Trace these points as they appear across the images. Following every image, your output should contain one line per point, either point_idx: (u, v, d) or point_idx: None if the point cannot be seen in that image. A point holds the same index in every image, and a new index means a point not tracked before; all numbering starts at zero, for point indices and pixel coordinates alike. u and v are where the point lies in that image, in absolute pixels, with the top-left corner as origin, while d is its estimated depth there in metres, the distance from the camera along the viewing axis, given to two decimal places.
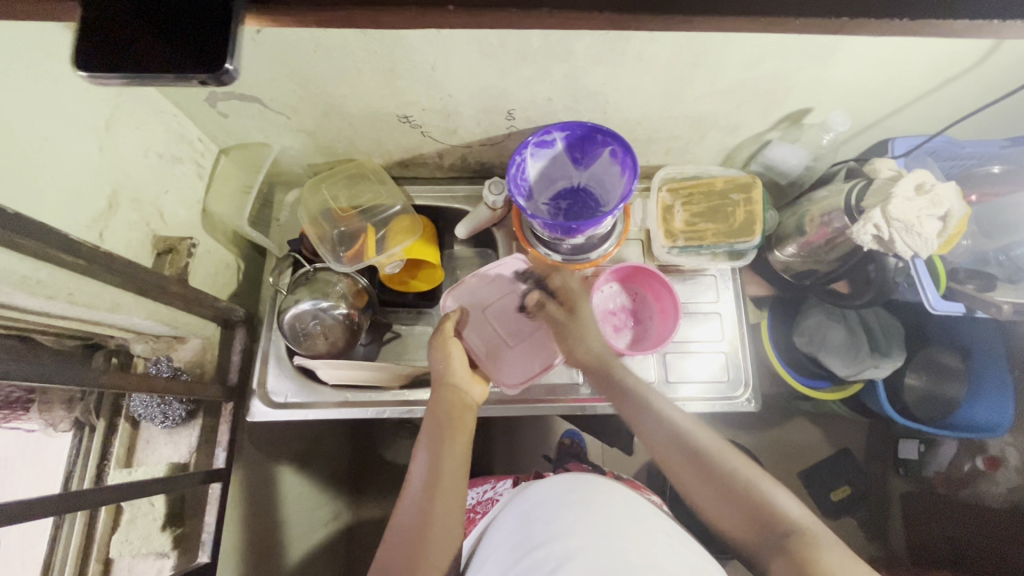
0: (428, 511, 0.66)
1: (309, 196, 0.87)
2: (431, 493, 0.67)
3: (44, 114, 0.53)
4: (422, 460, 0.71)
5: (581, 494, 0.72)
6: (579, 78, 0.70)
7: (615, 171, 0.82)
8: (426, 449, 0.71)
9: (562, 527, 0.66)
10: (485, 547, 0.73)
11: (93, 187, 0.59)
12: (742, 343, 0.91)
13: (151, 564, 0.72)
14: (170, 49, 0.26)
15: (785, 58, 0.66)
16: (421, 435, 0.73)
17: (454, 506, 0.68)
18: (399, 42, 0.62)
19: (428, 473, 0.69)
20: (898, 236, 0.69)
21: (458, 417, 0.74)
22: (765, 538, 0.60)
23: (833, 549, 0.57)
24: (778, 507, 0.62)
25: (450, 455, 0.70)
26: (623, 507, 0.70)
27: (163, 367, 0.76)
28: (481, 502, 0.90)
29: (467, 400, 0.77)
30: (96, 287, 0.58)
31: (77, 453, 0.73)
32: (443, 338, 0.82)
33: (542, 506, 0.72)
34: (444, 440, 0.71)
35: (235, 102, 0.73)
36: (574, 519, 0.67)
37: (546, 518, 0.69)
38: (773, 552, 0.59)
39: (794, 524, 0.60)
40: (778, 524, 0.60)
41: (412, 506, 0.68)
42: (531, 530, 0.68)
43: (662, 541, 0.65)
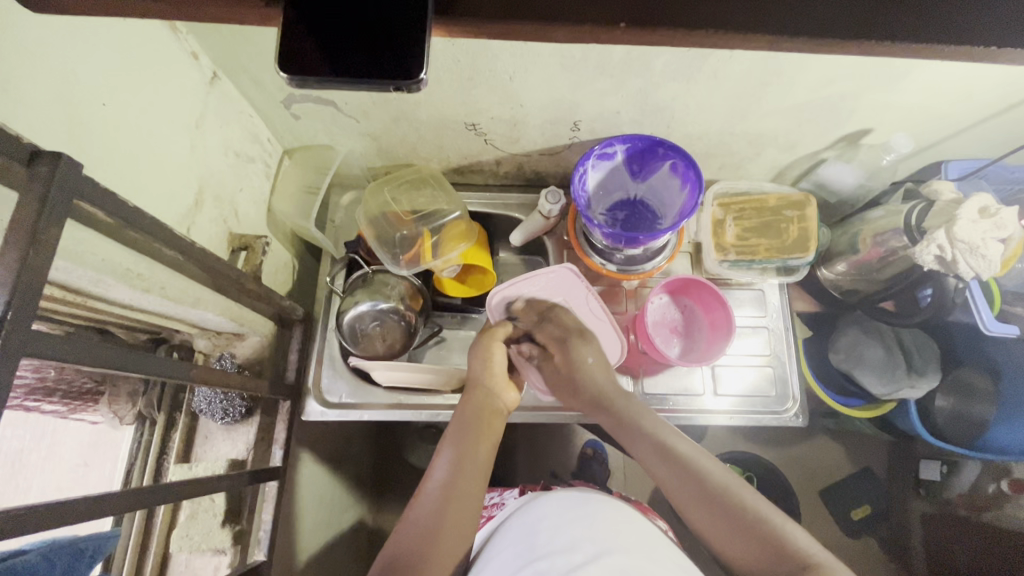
0: (443, 511, 0.62)
1: (371, 195, 0.87)
2: (448, 492, 0.64)
3: (152, 112, 0.54)
4: (445, 460, 0.68)
5: (590, 511, 0.68)
6: (651, 92, 0.71)
7: (674, 185, 0.83)
8: (451, 448, 0.69)
9: (568, 542, 0.62)
10: (488, 555, 0.69)
11: (184, 184, 0.60)
12: (787, 358, 0.92)
13: (208, 560, 0.72)
14: (375, 57, 0.32)
15: (856, 80, 0.68)
16: (445, 438, 0.71)
17: (471, 506, 0.64)
18: (485, 52, 0.63)
19: (448, 474, 0.65)
20: (961, 257, 0.70)
21: (487, 420, 0.72)
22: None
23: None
24: (793, 539, 0.55)
25: (474, 455, 0.67)
26: (629, 528, 0.65)
27: (227, 363, 0.77)
28: (487, 507, 0.89)
29: (498, 407, 0.75)
30: (184, 282, 0.59)
31: (138, 446, 0.74)
32: (488, 338, 0.80)
33: (547, 520, 0.68)
34: (470, 440, 0.69)
35: (311, 105, 0.74)
36: (579, 536, 0.63)
37: (551, 535, 0.65)
38: None
39: (810, 559, 0.52)
40: (792, 557, 0.53)
41: (428, 501, 0.63)
42: (536, 541, 0.64)
43: (666, 563, 0.60)
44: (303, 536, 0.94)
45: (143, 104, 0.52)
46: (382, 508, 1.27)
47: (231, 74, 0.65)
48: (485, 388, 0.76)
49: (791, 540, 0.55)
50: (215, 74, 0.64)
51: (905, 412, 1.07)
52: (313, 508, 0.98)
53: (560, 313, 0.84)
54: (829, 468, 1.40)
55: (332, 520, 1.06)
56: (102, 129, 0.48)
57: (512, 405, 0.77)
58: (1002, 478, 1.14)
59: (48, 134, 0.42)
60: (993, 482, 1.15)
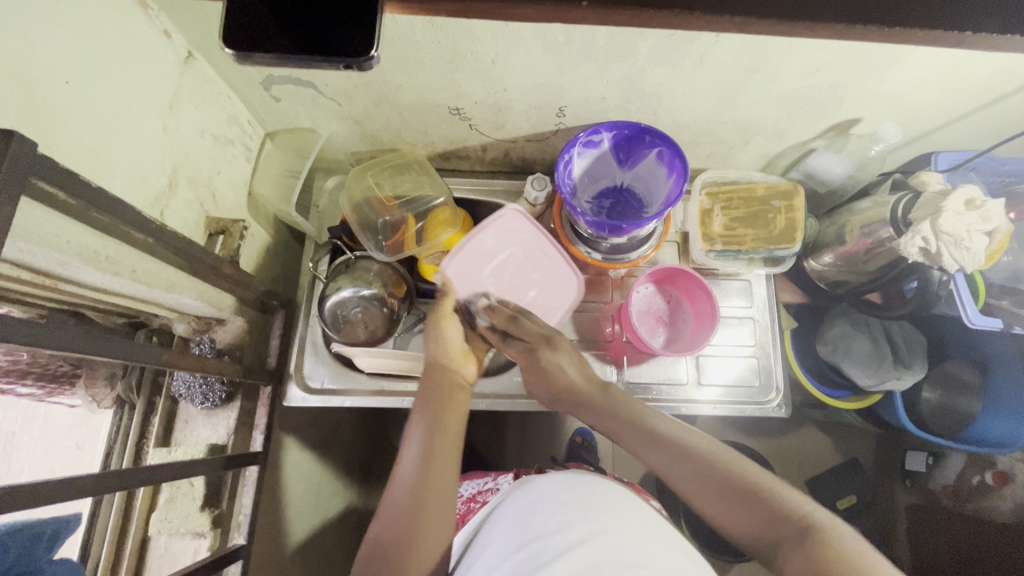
0: (420, 491, 0.62)
1: (354, 181, 0.85)
2: (425, 472, 0.63)
3: (121, 91, 0.53)
4: (416, 438, 0.67)
5: (585, 492, 0.68)
6: (637, 78, 0.70)
7: (661, 173, 0.82)
8: (421, 424, 0.68)
9: (564, 523, 0.62)
10: (484, 538, 0.69)
11: (157, 166, 0.59)
12: (772, 349, 0.92)
13: (188, 543, 0.73)
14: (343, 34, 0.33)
15: (845, 67, 0.67)
16: (415, 413, 0.70)
17: (449, 481, 0.64)
18: (465, 34, 0.62)
19: (421, 453, 0.65)
20: (946, 250, 0.69)
21: (448, 396, 0.72)
22: (779, 539, 0.53)
23: (846, 536, 0.51)
24: (791, 504, 0.55)
25: (442, 434, 0.67)
26: (622, 508, 0.65)
27: (206, 348, 0.76)
28: (481, 493, 0.90)
29: (460, 381, 0.75)
30: (156, 265, 0.58)
31: (118, 430, 0.74)
32: (433, 321, 0.79)
33: (542, 501, 0.68)
34: (437, 418, 0.68)
35: (290, 87, 0.72)
36: (575, 516, 0.63)
37: (545, 516, 0.64)
38: (787, 544, 0.52)
39: (807, 520, 0.53)
40: (789, 520, 0.53)
41: (406, 482, 0.63)
42: (530, 524, 0.64)
43: (656, 541, 0.60)
44: (287, 520, 0.94)
45: (110, 83, 0.51)
46: (371, 493, 1.28)
47: (207, 53, 0.64)
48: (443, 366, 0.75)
49: (787, 503, 0.55)
50: (190, 54, 0.63)
51: (890, 403, 1.07)
52: (299, 493, 0.98)
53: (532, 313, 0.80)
54: (815, 458, 1.41)
55: (319, 504, 1.07)
56: (65, 108, 0.46)
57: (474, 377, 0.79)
58: (986, 470, 1.19)
59: (10, 113, 0.42)
60: (977, 474, 1.20)
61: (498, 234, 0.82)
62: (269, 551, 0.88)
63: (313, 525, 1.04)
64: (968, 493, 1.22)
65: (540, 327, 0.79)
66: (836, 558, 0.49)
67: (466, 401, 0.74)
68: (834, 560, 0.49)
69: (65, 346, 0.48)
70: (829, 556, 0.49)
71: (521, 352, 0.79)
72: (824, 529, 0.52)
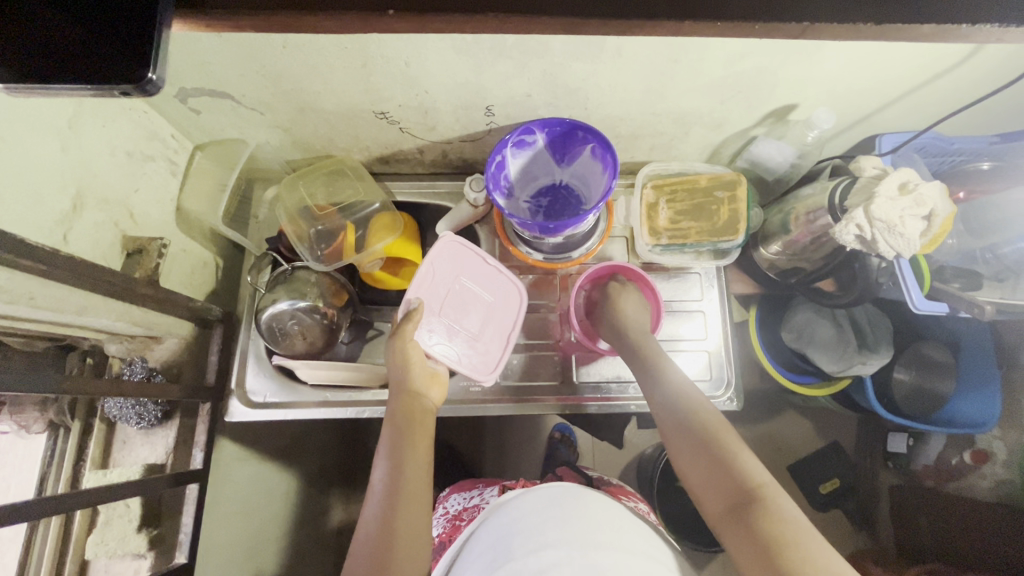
0: (393, 526, 0.62)
1: (286, 193, 0.84)
2: (393, 508, 0.63)
3: (1, 115, 0.51)
4: (382, 469, 0.67)
5: (565, 508, 0.67)
6: (557, 73, 0.68)
7: (597, 169, 0.81)
8: (387, 460, 0.67)
9: (540, 541, 0.61)
10: (463, 560, 0.67)
11: (55, 188, 0.57)
12: (727, 341, 0.90)
13: (128, 564, 0.72)
14: None
15: (766, 54, 0.65)
16: (381, 444, 0.70)
17: (418, 513, 0.64)
18: (369, 38, 0.60)
19: (389, 484, 0.65)
20: (881, 236, 0.68)
21: (418, 423, 0.71)
22: (755, 545, 0.55)
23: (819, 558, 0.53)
24: (776, 511, 0.56)
25: (412, 462, 0.67)
26: (596, 523, 0.65)
27: (137, 369, 0.75)
28: (466, 510, 0.86)
29: (427, 406, 0.74)
30: (61, 290, 0.57)
31: (52, 456, 0.72)
32: (398, 339, 0.77)
33: (519, 518, 0.66)
34: (405, 447, 0.68)
35: (206, 98, 0.71)
36: (553, 536, 0.62)
37: (523, 534, 0.63)
38: (759, 554, 0.55)
39: (787, 531, 0.55)
40: (769, 527, 0.55)
41: (375, 515, 0.63)
42: (506, 543, 0.63)
43: (628, 557, 0.60)
44: (248, 532, 0.93)
45: None
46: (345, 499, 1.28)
47: None
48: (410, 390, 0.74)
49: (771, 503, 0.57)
50: None
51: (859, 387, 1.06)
52: (262, 506, 0.98)
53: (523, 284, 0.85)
54: (794, 444, 1.40)
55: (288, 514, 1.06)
56: None
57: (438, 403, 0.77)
58: (965, 449, 1.20)
59: None
60: (956, 455, 1.22)
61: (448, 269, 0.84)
62: (231, 563, 0.88)
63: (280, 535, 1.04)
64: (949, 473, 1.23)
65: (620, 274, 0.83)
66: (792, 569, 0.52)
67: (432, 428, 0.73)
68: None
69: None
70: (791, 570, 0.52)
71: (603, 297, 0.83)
72: (798, 542, 0.54)
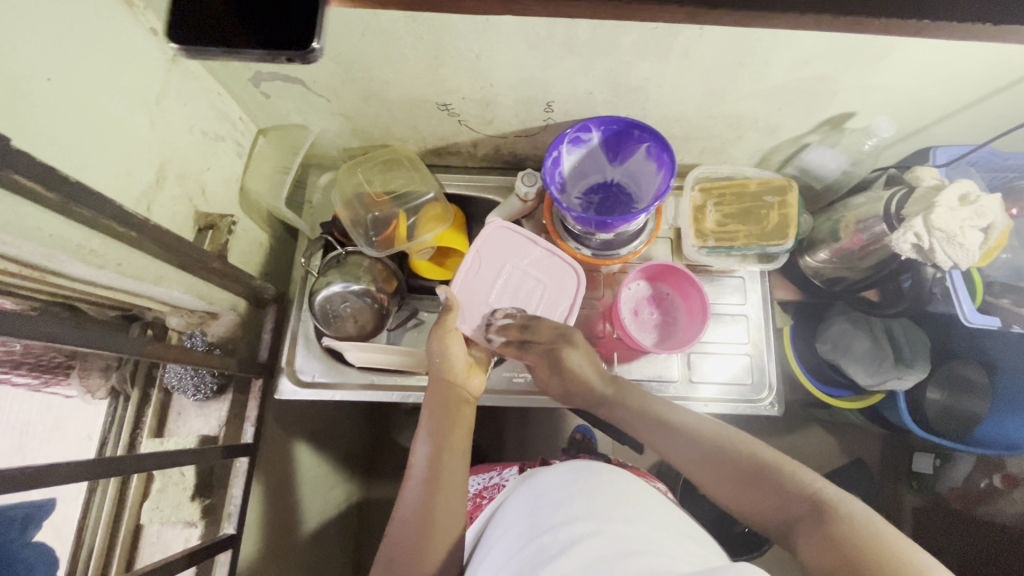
0: (431, 506, 0.64)
1: (343, 178, 0.87)
2: (432, 489, 0.65)
3: (103, 86, 0.53)
4: (422, 452, 0.68)
5: (588, 482, 0.65)
6: (622, 72, 0.70)
7: (650, 168, 0.82)
8: (428, 442, 0.69)
9: (568, 514, 0.59)
10: (492, 533, 0.67)
11: (143, 161, 0.60)
12: (768, 346, 0.91)
13: (179, 532, 0.74)
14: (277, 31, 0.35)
15: (834, 60, 0.65)
16: (421, 429, 0.71)
17: (456, 496, 0.66)
18: (447, 29, 0.62)
19: (429, 466, 0.67)
20: (939, 245, 0.68)
21: (456, 411, 0.72)
22: (791, 515, 0.54)
23: (856, 507, 0.51)
24: (801, 483, 0.56)
25: (451, 448, 0.68)
26: (626, 497, 0.63)
27: (198, 341, 0.77)
28: (486, 488, 0.86)
29: (465, 396, 0.75)
30: (143, 259, 0.59)
31: (112, 421, 0.75)
32: (439, 331, 0.76)
33: (549, 493, 0.65)
34: (445, 431, 0.70)
35: (279, 83, 0.73)
36: (581, 509, 0.59)
37: (552, 508, 0.61)
38: (801, 521, 0.53)
39: (816, 494, 0.54)
40: (798, 497, 0.55)
41: (415, 498, 0.65)
42: (537, 518, 0.61)
43: (660, 530, 0.58)
44: (285, 510, 0.95)
45: (91, 76, 0.52)
46: (371, 488, 1.29)
47: None
48: (450, 379, 0.75)
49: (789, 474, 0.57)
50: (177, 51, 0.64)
51: (892, 403, 1.04)
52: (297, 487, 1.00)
53: (568, 271, 0.84)
54: (818, 457, 1.39)
55: (318, 498, 1.08)
56: (47, 103, 0.47)
57: (478, 390, 0.77)
58: (994, 473, 1.16)
59: None
60: (985, 478, 1.17)
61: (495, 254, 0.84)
62: (270, 539, 0.90)
63: (310, 518, 1.05)
64: (977, 497, 1.19)
65: (552, 326, 0.76)
66: (849, 538, 0.48)
67: (471, 416, 0.75)
68: (844, 529, 0.49)
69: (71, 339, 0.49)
70: (837, 526, 0.50)
71: (543, 360, 0.77)
72: (833, 502, 0.53)
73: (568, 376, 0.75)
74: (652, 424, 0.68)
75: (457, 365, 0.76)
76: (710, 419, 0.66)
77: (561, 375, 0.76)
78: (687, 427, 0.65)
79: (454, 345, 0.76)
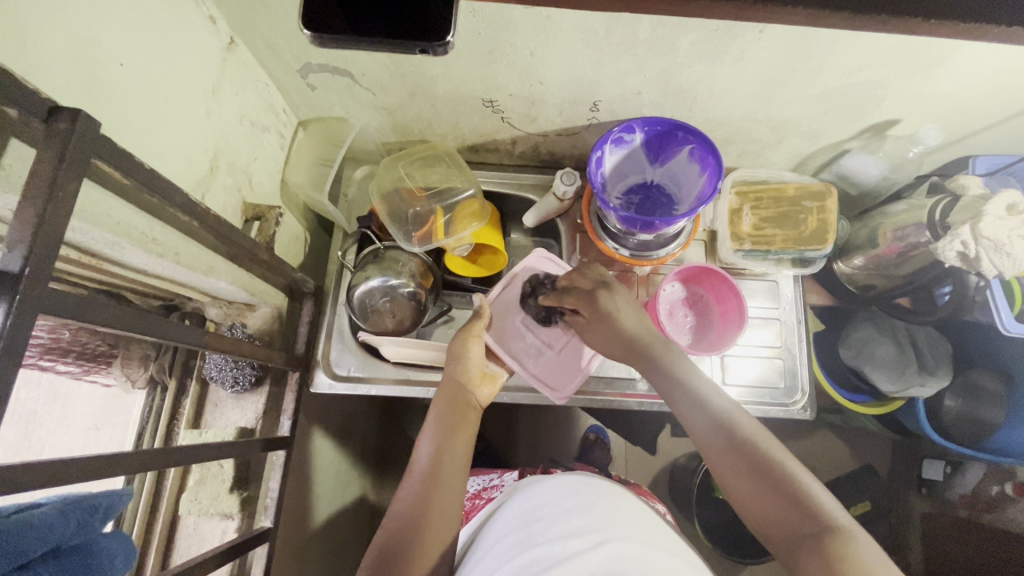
0: (427, 501, 0.63)
1: (384, 171, 0.86)
2: (429, 486, 0.64)
3: (169, 74, 0.53)
4: (426, 448, 0.69)
5: (586, 498, 0.64)
6: (674, 74, 0.70)
7: (693, 170, 0.82)
8: (431, 440, 0.69)
9: (566, 528, 0.58)
10: (484, 542, 0.65)
11: (199, 150, 0.59)
12: (799, 351, 0.91)
13: (216, 524, 0.74)
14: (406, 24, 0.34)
15: (888, 67, 0.66)
16: (427, 425, 0.71)
17: (452, 497, 0.65)
18: (506, 26, 0.62)
19: (430, 463, 0.67)
20: (985, 254, 0.68)
21: (463, 413, 0.72)
22: (798, 533, 0.52)
23: (871, 550, 0.49)
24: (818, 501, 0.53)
25: (453, 449, 0.68)
26: (625, 515, 0.61)
27: (239, 331, 0.76)
28: (486, 489, 0.86)
29: (473, 402, 0.75)
30: (197, 249, 0.59)
31: (150, 411, 0.75)
32: (466, 334, 0.80)
33: (547, 505, 0.63)
34: (450, 432, 0.70)
35: (327, 75, 0.73)
36: (581, 523, 0.59)
37: (548, 522, 0.60)
38: (805, 545, 0.51)
39: (831, 522, 0.51)
40: (813, 517, 0.52)
41: (411, 491, 0.65)
42: (532, 530, 0.60)
43: (658, 550, 0.56)
44: (311, 505, 0.95)
45: (159, 65, 0.52)
46: (388, 484, 1.29)
47: (248, 39, 0.65)
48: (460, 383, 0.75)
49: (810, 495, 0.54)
50: (232, 40, 0.64)
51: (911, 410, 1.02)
52: (322, 481, 0.99)
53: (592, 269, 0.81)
54: (832, 462, 1.39)
55: (339, 493, 1.08)
56: (119, 89, 0.47)
57: (486, 400, 0.78)
58: (1006, 481, 1.13)
59: (67, 94, 0.42)
60: (995, 484, 1.14)
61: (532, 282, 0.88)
62: (296, 533, 0.90)
63: (332, 512, 1.05)
64: (986, 504, 1.17)
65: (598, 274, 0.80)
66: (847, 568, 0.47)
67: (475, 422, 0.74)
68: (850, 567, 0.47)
69: (143, 330, 0.49)
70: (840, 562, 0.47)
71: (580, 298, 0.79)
72: (846, 534, 0.50)
73: (609, 322, 0.75)
74: (690, 395, 0.64)
75: (472, 371, 0.78)
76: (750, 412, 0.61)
77: (596, 311, 0.76)
78: (724, 413, 0.61)
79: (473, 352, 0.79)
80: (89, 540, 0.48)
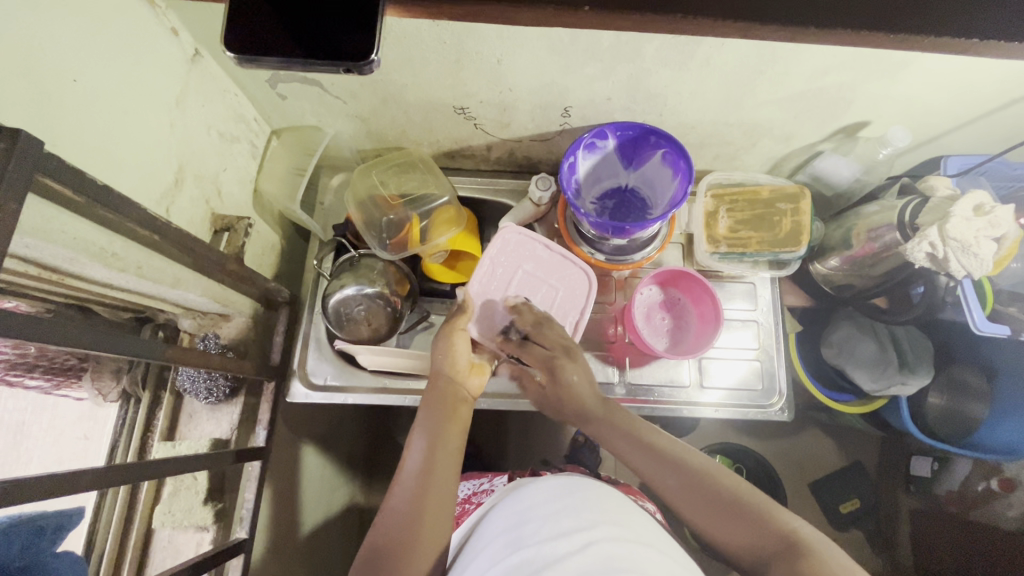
0: (422, 503, 0.62)
1: (358, 179, 0.86)
2: (424, 484, 0.63)
3: (127, 90, 0.53)
4: (417, 448, 0.67)
5: (576, 499, 0.62)
6: (643, 79, 0.70)
7: (666, 174, 0.82)
8: (422, 438, 0.68)
9: (555, 529, 0.57)
10: (474, 547, 0.64)
11: (162, 163, 0.59)
12: (776, 352, 0.91)
13: (190, 536, 0.73)
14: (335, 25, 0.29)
15: (853, 70, 0.66)
16: (417, 425, 0.70)
17: (447, 497, 0.63)
18: (470, 34, 0.62)
19: (422, 464, 0.65)
20: (954, 255, 0.68)
21: (454, 409, 0.71)
22: (767, 556, 0.53)
23: (839, 558, 0.50)
24: (780, 519, 0.54)
25: (445, 447, 0.67)
26: (618, 516, 0.60)
27: (211, 343, 0.76)
28: (475, 494, 0.85)
29: (462, 396, 0.74)
30: (162, 262, 0.59)
31: (123, 425, 0.75)
32: (447, 333, 0.78)
33: (535, 507, 0.62)
34: (442, 429, 0.68)
35: (296, 85, 0.72)
36: (570, 524, 0.57)
37: (538, 522, 0.59)
38: (777, 566, 0.52)
39: (796, 535, 0.53)
40: (776, 536, 0.53)
41: (405, 492, 0.63)
42: (522, 531, 0.59)
43: (649, 548, 0.55)
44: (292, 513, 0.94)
45: (116, 79, 0.52)
46: (375, 491, 1.28)
47: (214, 51, 0.64)
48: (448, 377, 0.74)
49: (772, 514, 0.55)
50: (197, 51, 0.63)
51: (893, 407, 1.02)
52: (303, 489, 0.98)
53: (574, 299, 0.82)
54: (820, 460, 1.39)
55: (323, 500, 1.07)
56: (73, 104, 0.47)
57: (477, 391, 0.76)
58: (992, 476, 1.14)
59: (16, 113, 0.42)
60: (983, 481, 1.15)
61: (506, 257, 0.86)
62: (277, 542, 0.89)
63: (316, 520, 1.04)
64: (973, 500, 1.17)
65: (559, 336, 0.78)
66: None
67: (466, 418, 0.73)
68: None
69: (101, 345, 0.49)
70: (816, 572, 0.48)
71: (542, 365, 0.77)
72: (812, 544, 0.51)
73: (572, 398, 0.74)
74: (639, 447, 0.65)
75: (457, 364, 0.76)
76: (694, 448, 0.63)
77: (556, 384, 0.76)
78: (672, 453, 0.63)
79: (458, 347, 0.77)
80: (37, 560, 0.49)
